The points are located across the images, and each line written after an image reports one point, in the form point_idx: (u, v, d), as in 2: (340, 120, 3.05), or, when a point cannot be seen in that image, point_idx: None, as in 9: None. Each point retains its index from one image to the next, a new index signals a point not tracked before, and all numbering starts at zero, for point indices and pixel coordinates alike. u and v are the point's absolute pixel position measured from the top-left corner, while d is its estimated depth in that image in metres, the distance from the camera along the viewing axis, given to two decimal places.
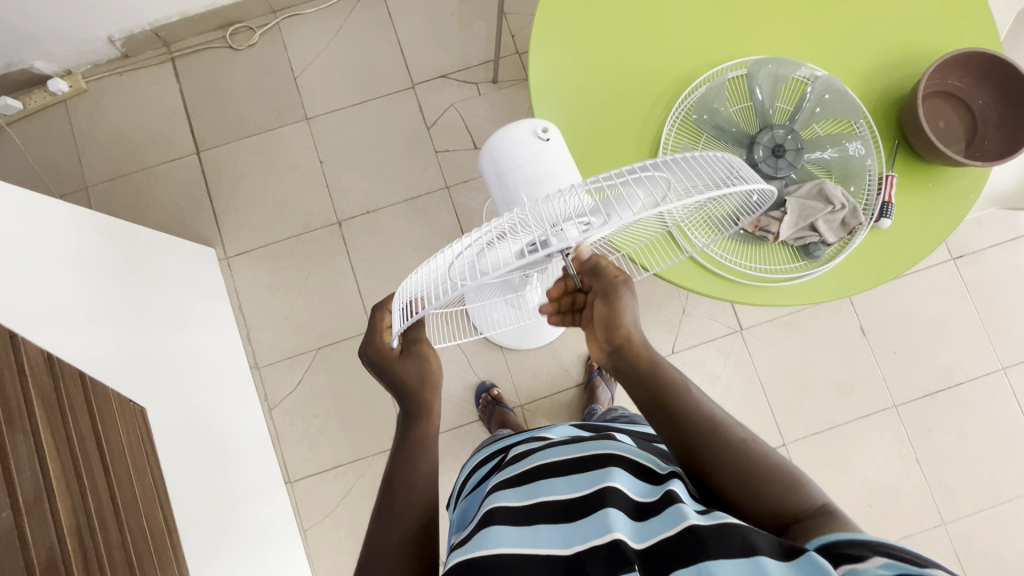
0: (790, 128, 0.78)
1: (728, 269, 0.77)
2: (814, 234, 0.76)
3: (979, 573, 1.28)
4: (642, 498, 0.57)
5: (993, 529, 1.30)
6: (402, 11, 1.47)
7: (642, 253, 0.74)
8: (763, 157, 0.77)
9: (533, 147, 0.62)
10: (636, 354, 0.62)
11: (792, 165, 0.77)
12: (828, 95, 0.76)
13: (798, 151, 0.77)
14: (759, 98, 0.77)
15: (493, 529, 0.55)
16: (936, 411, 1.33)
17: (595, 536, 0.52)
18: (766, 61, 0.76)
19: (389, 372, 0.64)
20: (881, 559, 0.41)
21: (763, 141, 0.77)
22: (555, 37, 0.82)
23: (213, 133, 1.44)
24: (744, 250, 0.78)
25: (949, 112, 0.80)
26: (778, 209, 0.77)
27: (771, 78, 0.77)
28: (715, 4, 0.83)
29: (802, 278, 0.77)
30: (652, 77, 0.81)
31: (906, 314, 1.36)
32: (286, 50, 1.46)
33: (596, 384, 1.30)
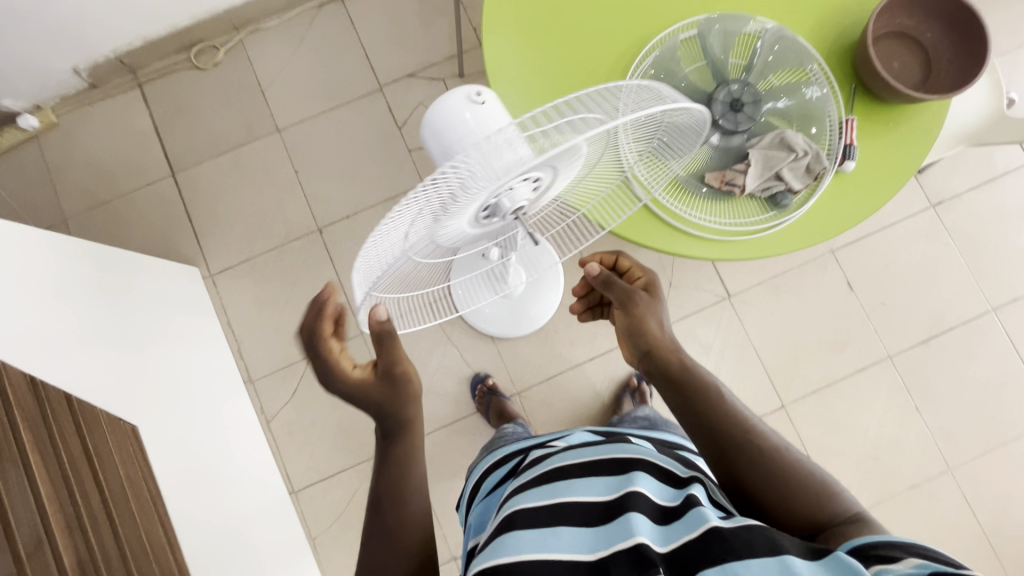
0: (745, 81, 0.78)
1: (697, 227, 0.77)
2: (780, 183, 0.76)
3: (990, 516, 1.28)
4: (664, 501, 0.59)
5: (1001, 470, 1.29)
6: (363, 15, 1.48)
7: (603, 213, 0.74)
8: (723, 113, 0.77)
9: (469, 118, 0.54)
10: (664, 355, 0.68)
11: (752, 118, 0.77)
12: (778, 45, 0.78)
13: (757, 104, 0.77)
14: (712, 54, 0.78)
15: (513, 534, 0.56)
16: (931, 357, 1.33)
17: (618, 539, 0.54)
18: (714, 19, 0.78)
19: (360, 396, 0.61)
20: (915, 561, 0.44)
21: (721, 95, 0.77)
22: (506, 19, 0.83)
23: (187, 153, 1.44)
24: (712, 207, 0.78)
25: (903, 50, 0.80)
26: (742, 162, 0.77)
27: (722, 34, 0.78)
28: None
29: (771, 229, 0.78)
30: (604, 46, 0.82)
31: (891, 265, 1.37)
32: (252, 65, 1.47)
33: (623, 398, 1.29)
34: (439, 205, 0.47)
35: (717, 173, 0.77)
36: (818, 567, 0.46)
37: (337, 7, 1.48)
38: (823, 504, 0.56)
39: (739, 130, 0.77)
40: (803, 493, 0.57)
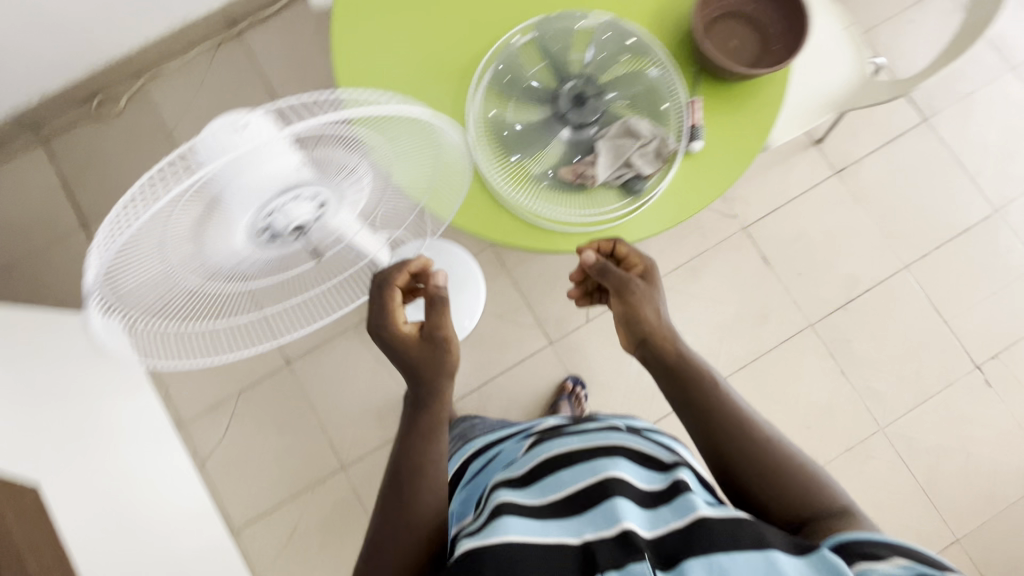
0: (586, 75, 0.80)
1: (554, 220, 0.80)
2: (631, 169, 0.78)
3: (924, 469, 1.30)
4: (645, 486, 0.63)
5: (930, 423, 1.31)
6: (262, 48, 1.49)
7: (443, 199, 0.69)
8: (566, 108, 0.79)
9: (221, 144, 0.43)
10: (661, 343, 0.69)
11: (595, 110, 0.79)
12: (615, 36, 0.79)
13: (598, 95, 0.79)
14: (549, 54, 0.80)
15: (507, 517, 0.59)
16: (851, 320, 1.36)
17: (604, 526, 0.57)
18: (545, 20, 0.80)
19: (397, 353, 0.65)
20: (903, 562, 0.48)
21: (563, 92, 0.79)
22: (353, 44, 0.84)
23: (99, 204, 1.44)
24: (569, 200, 0.80)
25: (738, 29, 0.83)
26: (591, 154, 0.79)
27: (557, 35, 0.80)
28: None
29: (627, 216, 0.80)
30: (451, 57, 0.83)
31: (802, 235, 1.39)
32: (156, 109, 1.47)
33: (562, 406, 1.29)
34: (199, 209, 0.44)
35: (569, 166, 0.79)
36: (804, 567, 0.51)
37: (235, 43, 1.49)
38: (804, 496, 0.61)
39: (585, 123, 0.79)
40: (787, 485, 0.61)
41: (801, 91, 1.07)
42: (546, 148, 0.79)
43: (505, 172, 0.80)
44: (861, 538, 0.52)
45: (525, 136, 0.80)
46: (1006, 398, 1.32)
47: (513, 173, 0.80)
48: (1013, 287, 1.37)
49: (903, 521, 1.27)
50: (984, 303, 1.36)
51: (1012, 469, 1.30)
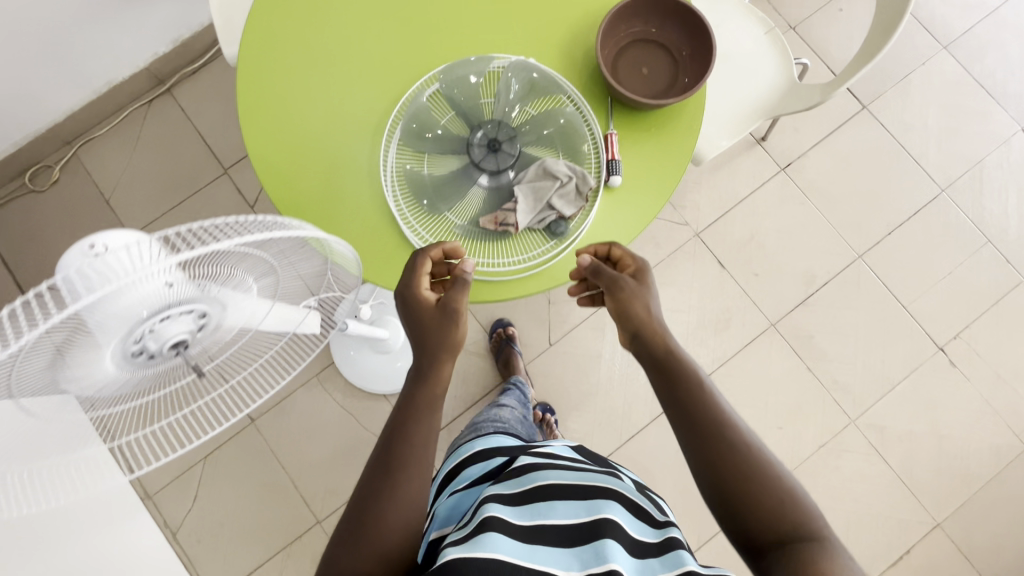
0: (497, 120, 0.79)
1: (480, 271, 0.77)
2: (553, 212, 0.76)
3: (897, 457, 1.30)
4: (637, 535, 0.63)
5: (899, 411, 1.31)
6: (193, 102, 1.46)
7: (355, 259, 0.59)
8: (480, 157, 0.78)
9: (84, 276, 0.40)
10: (652, 338, 0.63)
11: (510, 154, 0.78)
12: (524, 74, 0.78)
13: (511, 139, 0.78)
14: (457, 104, 0.79)
15: (492, 535, 0.58)
16: (812, 315, 1.35)
17: (592, 565, 0.57)
18: (449, 69, 0.79)
19: (416, 313, 0.66)
20: None
21: (475, 141, 0.78)
22: (261, 110, 0.83)
23: (41, 278, 1.40)
24: (493, 248, 0.78)
25: (648, 57, 0.82)
26: (511, 200, 0.77)
27: (462, 81, 0.78)
28: (402, 26, 0.84)
29: (554, 258, 0.78)
30: (362, 113, 0.82)
31: (756, 235, 1.39)
32: (91, 175, 1.44)
33: None
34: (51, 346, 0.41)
35: (490, 215, 0.77)
36: None
37: (166, 99, 1.46)
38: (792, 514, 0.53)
39: (501, 170, 0.78)
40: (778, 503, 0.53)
41: (730, 100, 1.06)
42: (466, 198, 0.78)
43: (426, 228, 0.78)
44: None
45: (442, 188, 0.78)
46: (971, 378, 1.33)
47: (434, 227, 0.78)
48: (968, 266, 1.37)
49: (881, 511, 1.28)
50: (941, 284, 1.36)
51: (983, 448, 1.31)
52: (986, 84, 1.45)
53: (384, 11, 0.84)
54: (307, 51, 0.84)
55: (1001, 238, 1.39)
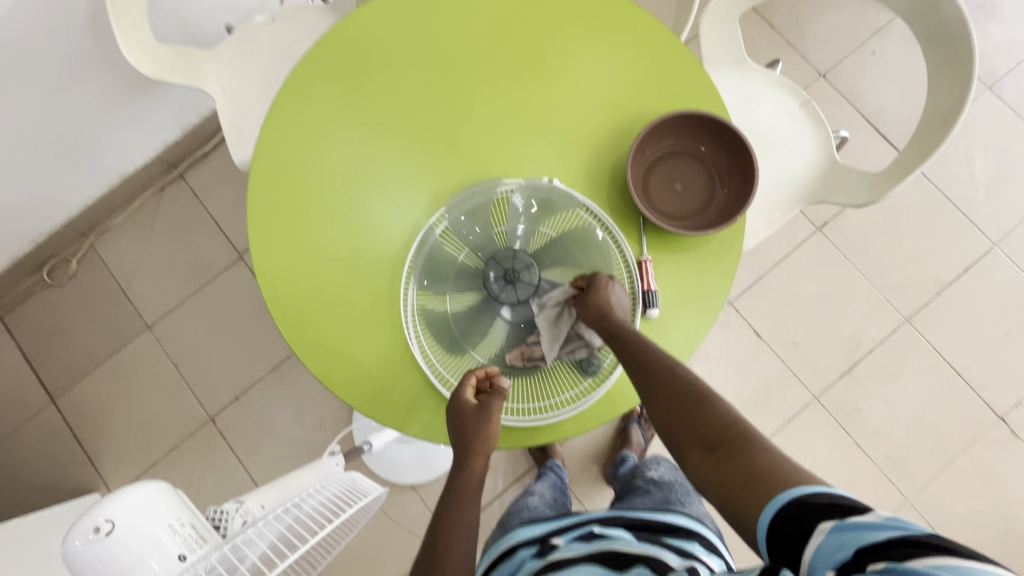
0: (513, 249, 0.74)
1: (513, 418, 0.73)
2: (579, 341, 0.70)
3: (960, 539, 1.21)
4: None
5: (958, 487, 1.23)
6: (205, 186, 1.44)
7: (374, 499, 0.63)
8: (498, 288, 0.74)
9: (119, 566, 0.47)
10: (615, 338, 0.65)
11: (529, 284, 0.73)
12: (535, 198, 0.74)
13: (532, 266, 0.73)
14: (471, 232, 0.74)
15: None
16: (858, 386, 1.28)
17: None
18: (462, 197, 0.75)
19: (457, 420, 0.65)
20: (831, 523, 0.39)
21: (492, 271, 0.74)
22: (271, 240, 0.77)
23: (63, 375, 1.39)
24: (524, 392, 0.73)
25: (681, 170, 0.76)
26: (533, 332, 0.72)
27: (468, 207, 0.74)
28: (414, 139, 0.79)
29: (590, 398, 0.73)
30: (376, 238, 0.77)
31: (794, 301, 1.31)
32: (107, 267, 1.43)
33: (631, 431, 1.29)
34: None
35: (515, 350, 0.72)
36: None
37: (179, 185, 1.45)
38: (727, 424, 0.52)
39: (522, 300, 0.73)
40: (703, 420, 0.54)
41: (767, 182, 0.99)
42: (488, 335, 0.73)
43: (450, 369, 0.74)
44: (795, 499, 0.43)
45: (467, 329, 0.73)
46: None
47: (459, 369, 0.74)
48: None
49: None
50: (997, 346, 1.28)
51: None
52: None
53: (398, 132, 0.79)
54: (314, 172, 0.79)
55: None
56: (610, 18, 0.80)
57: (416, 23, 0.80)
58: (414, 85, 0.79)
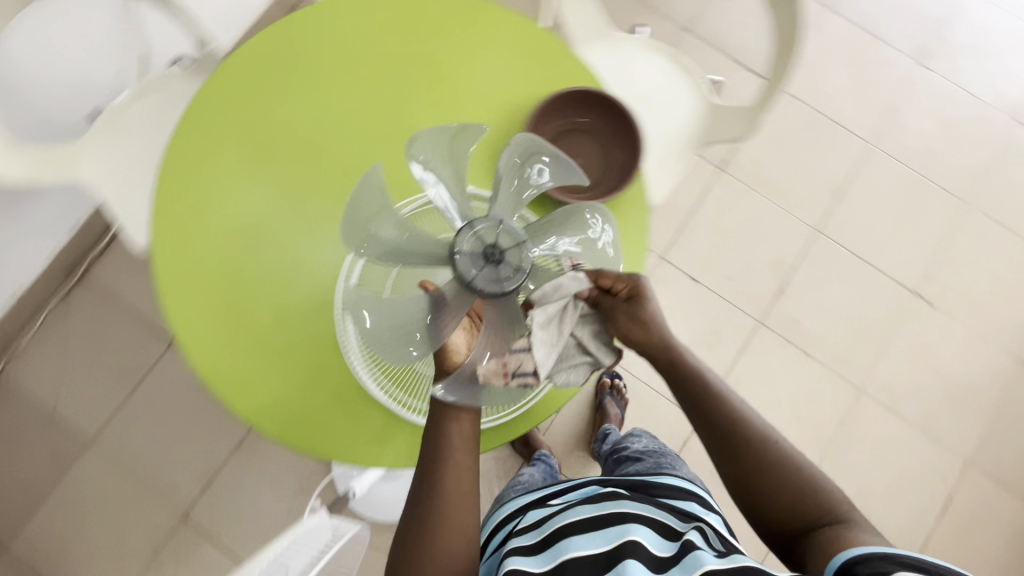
0: (498, 222, 0.62)
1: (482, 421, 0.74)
2: (583, 355, 0.62)
3: (912, 411, 1.32)
4: (660, 553, 0.62)
5: (899, 366, 1.35)
6: (114, 281, 1.36)
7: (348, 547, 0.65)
8: (477, 272, 0.60)
9: None
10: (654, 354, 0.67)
11: (519, 267, 0.61)
12: (519, 157, 0.63)
13: (522, 247, 0.61)
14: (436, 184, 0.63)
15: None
16: (792, 301, 1.37)
17: None
18: (438, 136, 0.62)
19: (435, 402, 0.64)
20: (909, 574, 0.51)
21: (466, 249, 0.61)
22: (192, 310, 0.75)
23: (7, 521, 1.27)
24: None
25: (571, 147, 0.83)
26: (524, 330, 0.59)
27: (443, 168, 0.63)
28: (314, 176, 0.78)
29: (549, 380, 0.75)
30: (301, 282, 0.76)
31: (717, 241, 1.39)
32: (26, 393, 1.32)
33: (606, 405, 1.33)
34: None
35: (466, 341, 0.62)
36: None
37: (84, 287, 1.36)
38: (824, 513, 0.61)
39: (504, 290, 0.60)
40: (804, 498, 0.62)
41: (659, 138, 1.05)
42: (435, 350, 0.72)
43: (405, 391, 0.75)
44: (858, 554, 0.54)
45: None
46: (952, 310, 1.38)
47: (416, 389, 0.74)
48: (918, 205, 1.42)
49: (918, 464, 1.31)
50: (898, 231, 1.41)
51: (988, 370, 1.35)
52: (879, 32, 1.50)
53: (298, 173, 0.78)
54: (220, 231, 0.76)
55: (939, 169, 1.44)
56: (473, 21, 0.83)
57: (287, 63, 0.80)
58: (301, 126, 0.79)
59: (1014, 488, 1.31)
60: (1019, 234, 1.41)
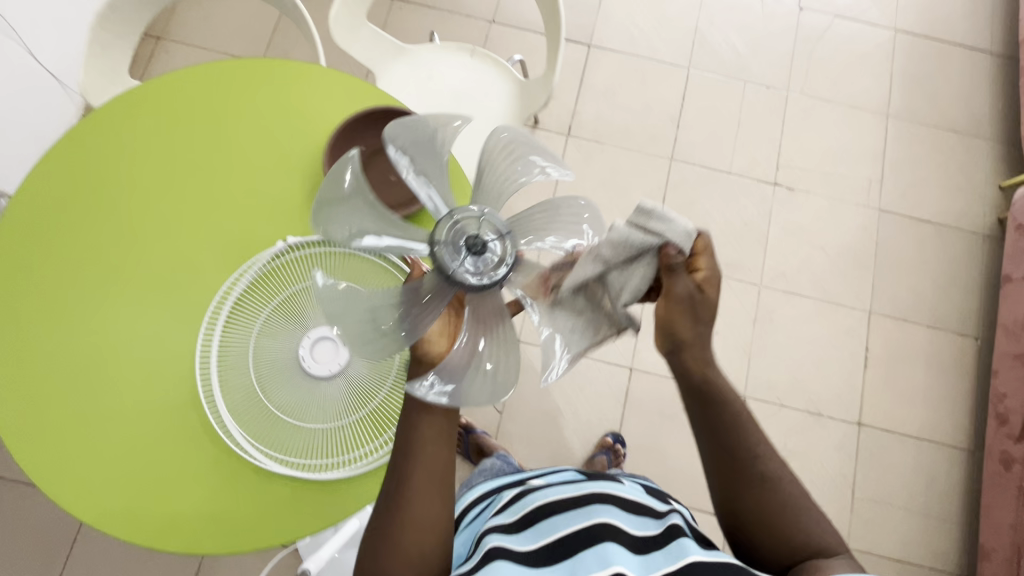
0: (482, 215, 0.56)
1: (372, 457, 0.72)
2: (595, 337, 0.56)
3: (808, 287, 1.43)
4: (638, 532, 0.66)
5: (784, 251, 1.45)
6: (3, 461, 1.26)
7: None
8: (456, 264, 0.55)
9: None
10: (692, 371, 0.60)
11: (505, 258, 0.55)
12: (507, 144, 0.57)
13: (507, 238, 0.55)
14: (413, 151, 0.57)
15: (495, 564, 0.62)
16: None
17: (594, 568, 0.60)
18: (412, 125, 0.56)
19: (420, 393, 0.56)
20: None
21: (446, 240, 0.55)
22: (40, 434, 0.73)
23: None
24: (369, 427, 0.72)
25: (385, 165, 0.83)
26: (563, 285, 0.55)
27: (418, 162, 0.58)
28: (134, 270, 0.78)
29: None
30: (148, 375, 0.75)
31: (588, 199, 1.45)
32: None
33: (598, 461, 1.27)
34: None
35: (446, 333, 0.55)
36: None
37: None
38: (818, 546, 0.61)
39: (484, 282, 0.54)
40: (805, 535, 0.61)
41: (484, 127, 1.09)
42: (308, 398, 0.72)
43: (277, 447, 0.72)
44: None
45: (282, 401, 0.72)
46: (810, 188, 1.49)
47: (292, 441, 0.72)
48: (749, 107, 1.53)
49: (833, 332, 1.41)
50: (741, 136, 1.51)
51: (859, 229, 1.47)
52: None
53: (119, 272, 0.78)
54: (50, 349, 0.75)
55: (754, 71, 1.56)
56: (253, 78, 0.84)
57: (84, 172, 0.81)
58: (110, 234, 0.79)
59: (917, 322, 1.42)
60: (840, 103, 1.55)
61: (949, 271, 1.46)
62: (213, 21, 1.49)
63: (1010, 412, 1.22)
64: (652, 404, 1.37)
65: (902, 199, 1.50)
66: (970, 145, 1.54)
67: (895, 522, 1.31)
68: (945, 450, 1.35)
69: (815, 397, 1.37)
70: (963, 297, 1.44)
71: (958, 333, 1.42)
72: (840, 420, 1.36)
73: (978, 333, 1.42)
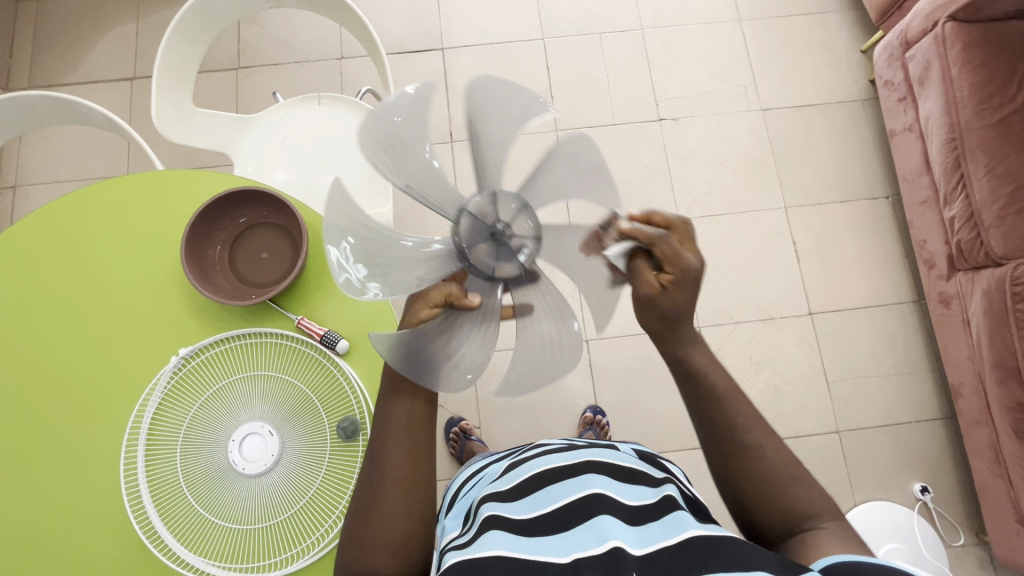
0: (522, 209, 0.52)
1: (334, 533, 0.71)
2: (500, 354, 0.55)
3: (721, 204, 1.46)
4: (634, 503, 0.60)
5: (689, 179, 1.48)
6: None
7: None
8: (477, 245, 0.52)
9: None
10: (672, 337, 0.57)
11: (520, 263, 0.53)
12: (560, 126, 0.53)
13: (534, 242, 0.53)
14: (398, 131, 0.48)
15: (486, 535, 0.55)
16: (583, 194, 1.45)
17: (594, 543, 0.54)
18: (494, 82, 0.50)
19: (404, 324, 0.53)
20: None
21: (479, 216, 0.52)
22: None
23: None
24: (322, 506, 0.72)
25: (257, 241, 0.81)
26: (485, 294, 0.54)
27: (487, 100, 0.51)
28: (27, 436, 0.74)
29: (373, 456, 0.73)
30: (77, 536, 0.72)
31: None
32: None
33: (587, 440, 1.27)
34: None
35: (461, 286, 0.53)
36: None
37: None
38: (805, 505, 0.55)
39: (493, 276, 0.53)
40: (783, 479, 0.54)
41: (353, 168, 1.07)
42: (251, 498, 0.71)
43: (238, 558, 0.70)
44: (856, 561, 0.47)
45: (228, 510, 0.71)
46: (693, 112, 1.53)
47: (250, 546, 0.70)
48: (612, 56, 1.55)
49: (759, 237, 1.44)
50: (614, 86, 1.53)
51: (749, 133, 1.51)
52: None
53: (12, 445, 0.74)
54: None
55: (603, 21, 1.58)
56: (85, 203, 0.81)
57: None
58: None
59: (831, 200, 1.47)
60: (694, 23, 1.58)
61: (843, 144, 1.51)
62: (61, 151, 1.42)
63: (935, 256, 1.28)
64: (618, 365, 1.39)
65: (780, 93, 1.54)
66: (823, 22, 1.59)
67: (873, 390, 1.36)
68: (894, 309, 1.40)
69: (763, 303, 1.40)
70: (863, 164, 1.50)
71: (869, 198, 1.47)
72: (792, 316, 1.40)
73: (887, 192, 1.47)
